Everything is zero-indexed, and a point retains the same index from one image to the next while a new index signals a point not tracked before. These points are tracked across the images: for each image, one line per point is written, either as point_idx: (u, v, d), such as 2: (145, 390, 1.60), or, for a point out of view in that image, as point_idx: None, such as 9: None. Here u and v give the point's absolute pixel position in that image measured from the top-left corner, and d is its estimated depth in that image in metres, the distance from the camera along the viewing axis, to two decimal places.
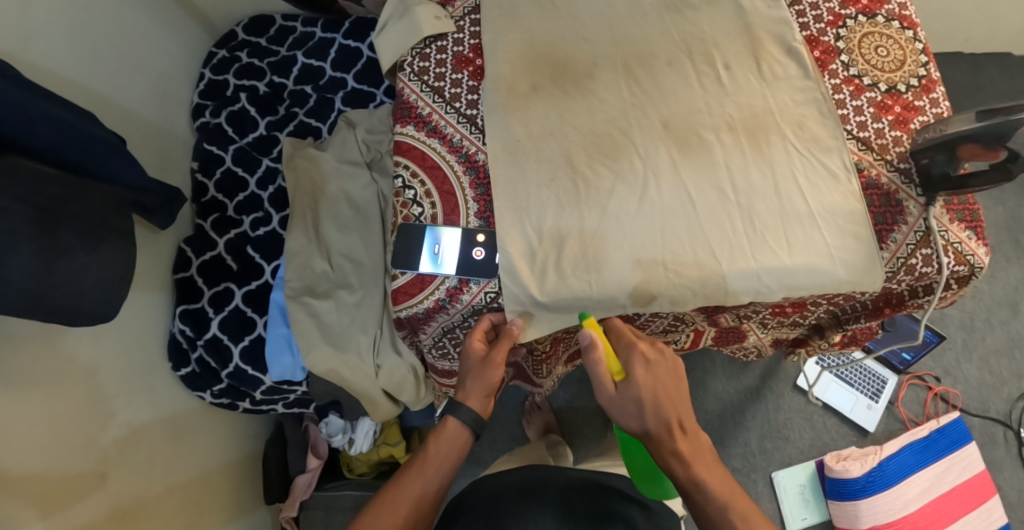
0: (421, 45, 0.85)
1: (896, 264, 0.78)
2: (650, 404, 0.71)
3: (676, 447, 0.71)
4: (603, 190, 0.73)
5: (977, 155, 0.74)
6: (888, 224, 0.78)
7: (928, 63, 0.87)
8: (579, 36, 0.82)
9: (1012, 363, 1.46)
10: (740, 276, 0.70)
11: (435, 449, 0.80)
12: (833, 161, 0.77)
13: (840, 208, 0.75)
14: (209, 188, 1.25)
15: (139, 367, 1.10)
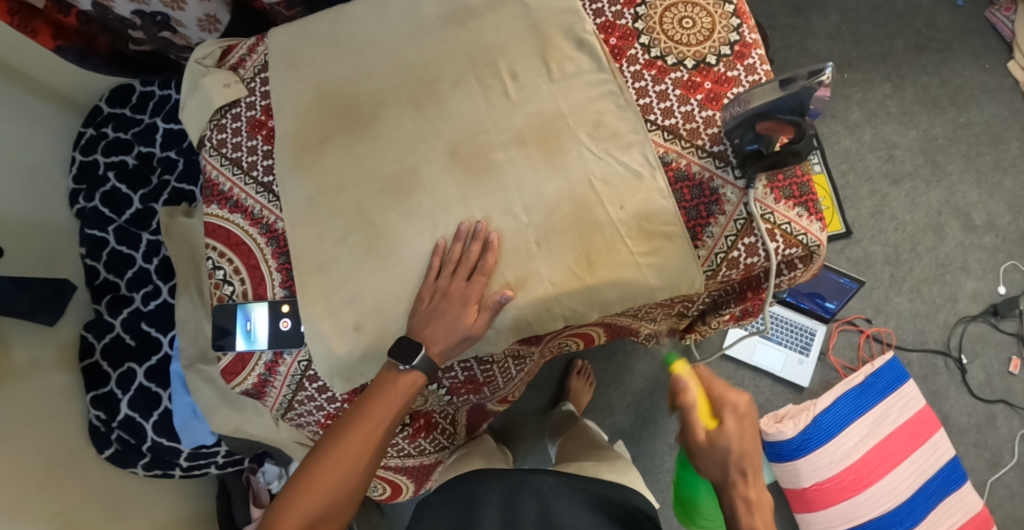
0: (217, 116, 0.84)
1: (716, 261, 0.71)
2: (739, 454, 0.64)
3: (748, 496, 0.63)
4: (393, 234, 0.72)
5: (782, 131, 0.64)
6: (701, 218, 0.70)
7: (741, 26, 0.77)
8: (362, 73, 0.79)
9: (943, 289, 1.42)
10: (538, 305, 0.68)
11: (400, 391, 0.69)
12: (633, 157, 0.70)
13: (641, 206, 0.68)
14: (99, 270, 1.25)
15: (59, 457, 1.09)
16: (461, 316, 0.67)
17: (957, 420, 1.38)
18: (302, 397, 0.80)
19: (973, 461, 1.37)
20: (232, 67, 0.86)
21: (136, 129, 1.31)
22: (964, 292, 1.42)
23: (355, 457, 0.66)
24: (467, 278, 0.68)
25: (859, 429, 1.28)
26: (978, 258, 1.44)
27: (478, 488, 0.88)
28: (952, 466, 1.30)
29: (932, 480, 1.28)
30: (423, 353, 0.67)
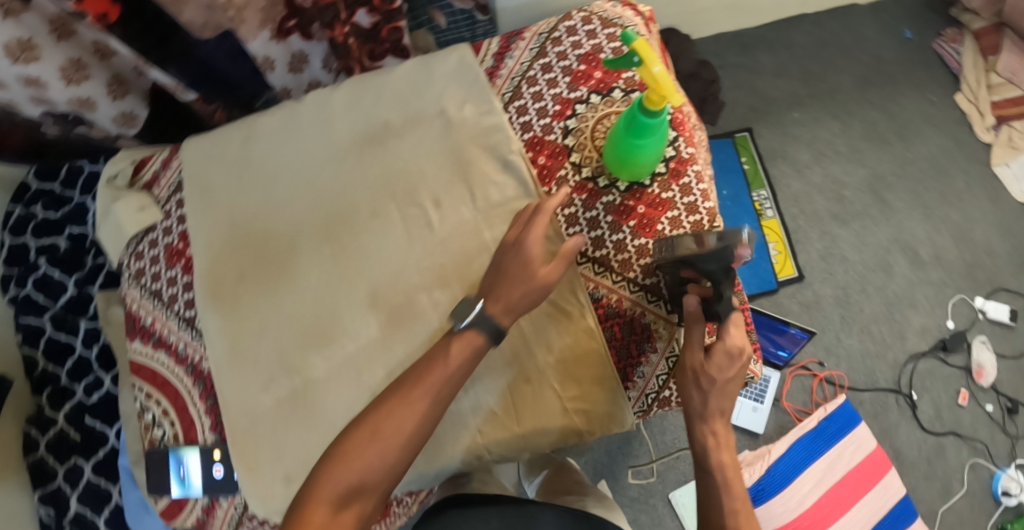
0: (133, 241, 0.82)
1: (647, 400, 0.73)
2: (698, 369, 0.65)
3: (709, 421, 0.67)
4: (305, 380, 0.71)
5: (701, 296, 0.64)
6: (633, 358, 0.71)
7: (678, 139, 0.74)
8: (274, 202, 0.75)
9: (893, 327, 1.43)
10: (467, 457, 0.66)
11: (459, 355, 0.60)
12: (561, 293, 0.68)
13: (569, 350, 0.67)
14: (38, 359, 1.20)
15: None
16: (521, 258, 0.63)
17: (908, 454, 1.40)
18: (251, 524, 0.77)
19: (924, 492, 1.39)
20: (145, 184, 0.84)
21: (66, 208, 1.26)
22: (913, 329, 1.44)
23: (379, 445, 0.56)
24: (526, 224, 0.65)
25: (817, 473, 1.31)
26: (927, 294, 1.45)
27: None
28: (904, 504, 1.33)
29: (885, 518, 1.31)
30: (480, 308, 0.62)
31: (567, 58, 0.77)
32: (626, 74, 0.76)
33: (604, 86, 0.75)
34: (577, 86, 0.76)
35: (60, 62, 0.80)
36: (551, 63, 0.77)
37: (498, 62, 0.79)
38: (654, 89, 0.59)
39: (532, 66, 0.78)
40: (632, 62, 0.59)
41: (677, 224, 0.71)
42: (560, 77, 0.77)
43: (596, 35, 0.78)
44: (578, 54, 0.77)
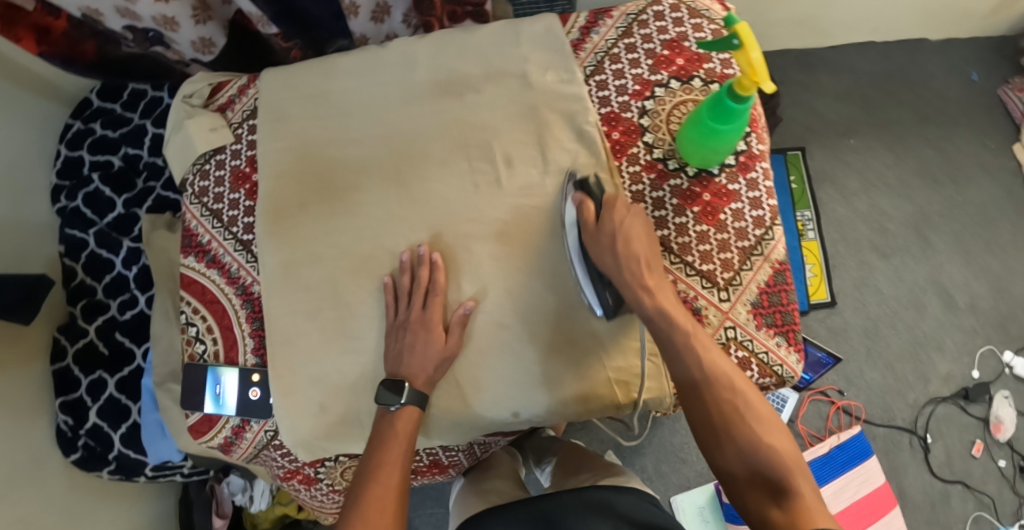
0: (200, 160, 0.84)
1: None
2: (623, 237, 0.64)
3: (645, 279, 0.63)
4: (353, 314, 0.72)
5: (583, 201, 0.67)
6: None
7: (750, 135, 0.77)
8: (346, 137, 0.77)
9: (917, 368, 1.42)
10: (504, 412, 0.70)
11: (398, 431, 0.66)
12: None
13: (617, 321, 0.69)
14: (77, 271, 1.21)
15: (21, 463, 1.03)
16: (427, 338, 0.68)
17: (913, 496, 1.38)
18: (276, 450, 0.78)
19: None
20: (220, 107, 0.85)
21: (124, 129, 1.27)
22: (936, 372, 1.42)
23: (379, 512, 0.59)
24: (421, 304, 0.69)
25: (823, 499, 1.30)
26: (955, 339, 1.44)
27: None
28: None
29: None
30: (407, 387, 0.67)
31: (652, 40, 0.78)
32: (708, 65, 0.77)
33: (685, 73, 0.77)
34: (659, 69, 0.77)
35: None
36: (636, 44, 0.78)
37: (584, 35, 0.78)
38: (748, 73, 0.61)
39: (617, 44, 0.78)
40: (731, 45, 0.61)
41: (739, 216, 0.74)
42: (642, 58, 0.77)
43: (682, 23, 0.79)
44: (663, 38, 0.78)
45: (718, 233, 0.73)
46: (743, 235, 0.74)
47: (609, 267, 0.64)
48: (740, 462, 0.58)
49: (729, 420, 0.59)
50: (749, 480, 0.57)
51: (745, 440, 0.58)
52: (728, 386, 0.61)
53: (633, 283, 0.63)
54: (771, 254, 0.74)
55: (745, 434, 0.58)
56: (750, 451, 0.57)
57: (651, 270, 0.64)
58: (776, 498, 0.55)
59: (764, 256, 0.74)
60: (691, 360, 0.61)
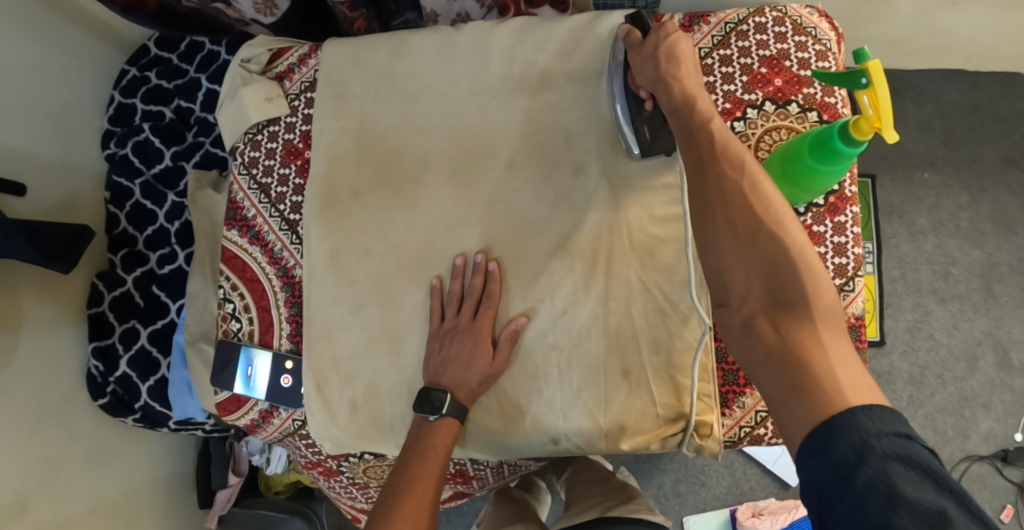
0: (252, 130, 0.80)
1: (739, 433, 0.68)
2: (665, 48, 0.61)
3: (677, 75, 0.59)
4: (396, 313, 0.70)
5: (630, 32, 0.66)
6: (738, 385, 0.67)
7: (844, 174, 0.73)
8: (412, 125, 0.74)
9: (958, 422, 1.37)
10: (544, 437, 0.67)
11: (438, 442, 0.64)
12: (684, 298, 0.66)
13: (673, 357, 0.65)
14: (120, 219, 1.22)
15: (50, 405, 1.05)
16: (475, 349, 0.66)
17: None
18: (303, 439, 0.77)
19: None
20: (278, 75, 0.81)
21: (179, 80, 1.25)
22: (977, 430, 1.36)
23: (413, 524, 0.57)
24: (479, 303, 0.68)
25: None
26: (1004, 398, 1.37)
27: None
28: None
29: None
30: (450, 400, 0.64)
31: (749, 55, 0.75)
32: (808, 90, 0.73)
33: (782, 96, 0.73)
34: (754, 89, 0.74)
35: None
36: (732, 57, 0.75)
37: None
38: (869, 117, 0.56)
39: (711, 54, 0.75)
40: (857, 83, 0.55)
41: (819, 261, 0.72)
42: (737, 74, 0.75)
43: (785, 40, 0.75)
44: (762, 55, 0.75)
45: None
46: None
47: (646, 74, 0.62)
48: (737, 261, 0.50)
49: (733, 202, 0.52)
50: (744, 277, 0.50)
51: (747, 230, 0.51)
52: (736, 168, 0.53)
53: (665, 80, 0.60)
54: (848, 306, 0.72)
55: (747, 215, 0.51)
56: (750, 244, 0.50)
57: (689, 72, 0.60)
58: (774, 305, 0.48)
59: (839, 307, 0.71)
60: (705, 144, 0.55)
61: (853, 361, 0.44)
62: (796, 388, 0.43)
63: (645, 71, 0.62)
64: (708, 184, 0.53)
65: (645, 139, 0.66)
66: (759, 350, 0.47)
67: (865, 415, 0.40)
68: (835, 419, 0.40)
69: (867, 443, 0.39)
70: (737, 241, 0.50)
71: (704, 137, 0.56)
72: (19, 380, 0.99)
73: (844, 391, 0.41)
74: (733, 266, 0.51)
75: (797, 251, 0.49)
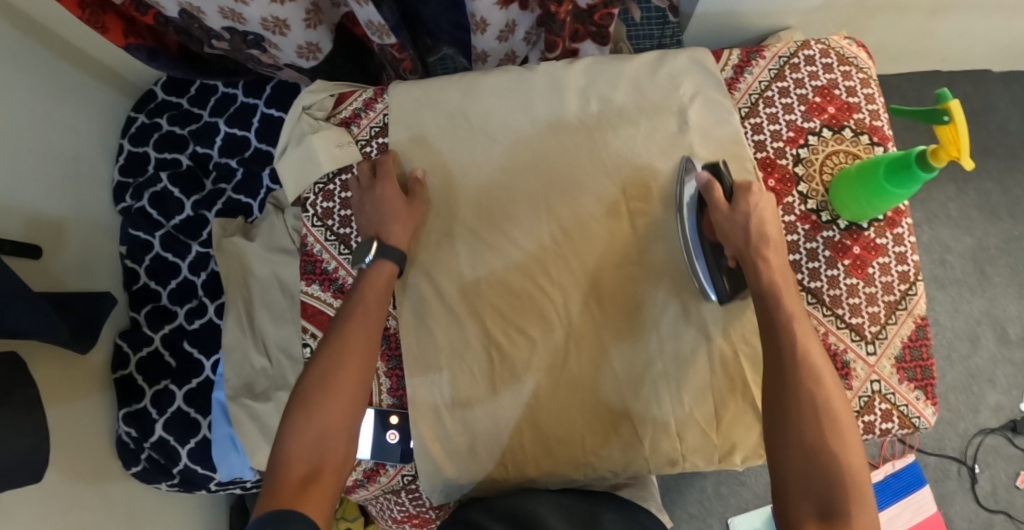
0: (323, 179, 0.79)
1: None
2: (756, 224, 0.65)
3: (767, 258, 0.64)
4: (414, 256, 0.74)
5: (711, 183, 0.68)
6: None
7: None
8: (494, 164, 0.77)
9: (969, 398, 1.41)
10: (661, 459, 0.70)
11: (376, 294, 0.68)
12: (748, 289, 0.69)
13: (751, 325, 0.70)
14: (140, 274, 1.15)
15: (85, 475, 0.98)
16: None
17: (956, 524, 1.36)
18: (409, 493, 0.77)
19: None
20: (343, 120, 0.81)
21: (194, 125, 1.22)
22: (986, 404, 1.40)
23: (334, 362, 0.63)
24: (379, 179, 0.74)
25: None
26: (1006, 372, 1.42)
27: (461, 516, 0.64)
28: None
29: None
30: (375, 246, 0.70)
31: (804, 86, 0.79)
32: (858, 115, 0.79)
33: (836, 122, 0.78)
34: (812, 117, 0.79)
35: None
36: (789, 89, 0.79)
37: (737, 74, 0.80)
38: (947, 147, 0.61)
39: (771, 87, 0.80)
40: (939, 120, 0.60)
41: (884, 270, 0.75)
42: (795, 104, 0.79)
43: (832, 70, 0.80)
44: (815, 85, 0.79)
45: (867, 286, 0.74)
46: (889, 289, 0.74)
47: (733, 241, 0.66)
48: (798, 468, 0.54)
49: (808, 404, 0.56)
50: (802, 486, 0.53)
51: (813, 442, 0.54)
52: (814, 379, 0.57)
53: (754, 251, 0.64)
54: (915, 309, 0.75)
55: (816, 430, 0.55)
56: (815, 453, 0.54)
57: (776, 248, 0.65)
58: (823, 515, 0.51)
59: (907, 310, 0.74)
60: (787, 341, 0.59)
61: None
62: None
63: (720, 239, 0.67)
64: (786, 391, 0.57)
65: (725, 289, 0.68)
66: None
67: None
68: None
69: None
70: (797, 441, 0.55)
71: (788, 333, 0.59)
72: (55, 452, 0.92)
73: None
74: (793, 476, 0.54)
75: (854, 475, 0.53)
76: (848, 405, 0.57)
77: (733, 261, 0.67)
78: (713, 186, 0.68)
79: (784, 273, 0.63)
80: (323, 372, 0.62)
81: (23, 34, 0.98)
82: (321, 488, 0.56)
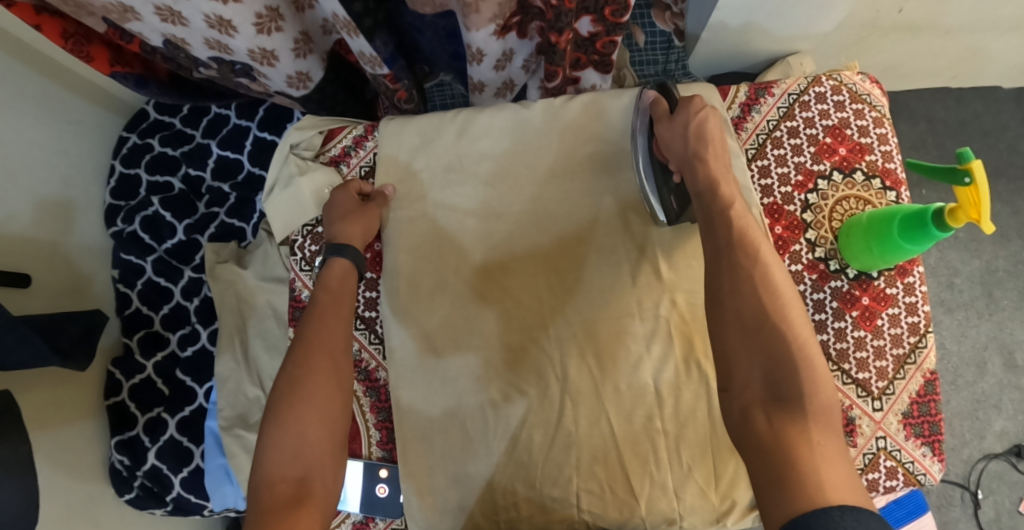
0: (312, 222, 0.77)
1: None
2: (695, 130, 0.65)
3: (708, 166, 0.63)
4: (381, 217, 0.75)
5: (658, 101, 0.70)
6: None
7: None
8: (491, 210, 0.74)
9: (975, 424, 1.37)
10: (660, 519, 0.67)
11: (332, 285, 0.69)
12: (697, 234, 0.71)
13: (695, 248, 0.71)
14: (131, 299, 1.13)
15: (79, 509, 0.96)
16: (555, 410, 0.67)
17: None
18: None
19: None
20: (332, 159, 0.79)
21: (187, 146, 1.19)
22: (992, 430, 1.35)
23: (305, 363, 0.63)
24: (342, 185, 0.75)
25: None
26: (1013, 398, 1.37)
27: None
28: None
29: None
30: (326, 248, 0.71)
31: (814, 126, 0.77)
32: (870, 157, 0.76)
33: (847, 165, 0.75)
34: (821, 159, 0.76)
35: (258, 9, 0.71)
36: (798, 128, 0.77)
37: (745, 113, 0.78)
38: (965, 209, 0.58)
39: (779, 127, 0.77)
40: (960, 182, 0.57)
41: (893, 322, 0.72)
42: (804, 145, 0.76)
43: (844, 108, 0.77)
44: (825, 125, 0.76)
45: (874, 339, 0.72)
46: (898, 342, 0.71)
47: (674, 151, 0.66)
48: (742, 351, 0.54)
49: (748, 294, 0.55)
50: (746, 368, 0.53)
51: (755, 320, 0.54)
52: (749, 250, 0.57)
53: (693, 160, 0.64)
54: (924, 362, 0.72)
55: (756, 309, 0.54)
56: (755, 328, 0.54)
57: (716, 149, 0.64)
58: (770, 398, 0.51)
59: (915, 364, 0.72)
60: (723, 231, 0.58)
61: (838, 460, 0.47)
62: (781, 479, 0.47)
63: (664, 149, 0.68)
64: (721, 262, 0.57)
65: (673, 208, 0.69)
66: (752, 440, 0.50)
67: (845, 515, 0.42)
68: (811, 515, 0.43)
69: (828, 514, 0.42)
70: (743, 331, 0.54)
71: (724, 224, 0.59)
72: (49, 487, 0.91)
73: (825, 488, 0.44)
74: (737, 344, 0.54)
75: (799, 345, 0.53)
76: (789, 276, 0.57)
77: (678, 178, 0.68)
78: (659, 102, 0.70)
79: (726, 181, 0.62)
80: (293, 372, 0.63)
81: (11, 57, 0.95)
82: (313, 502, 0.57)
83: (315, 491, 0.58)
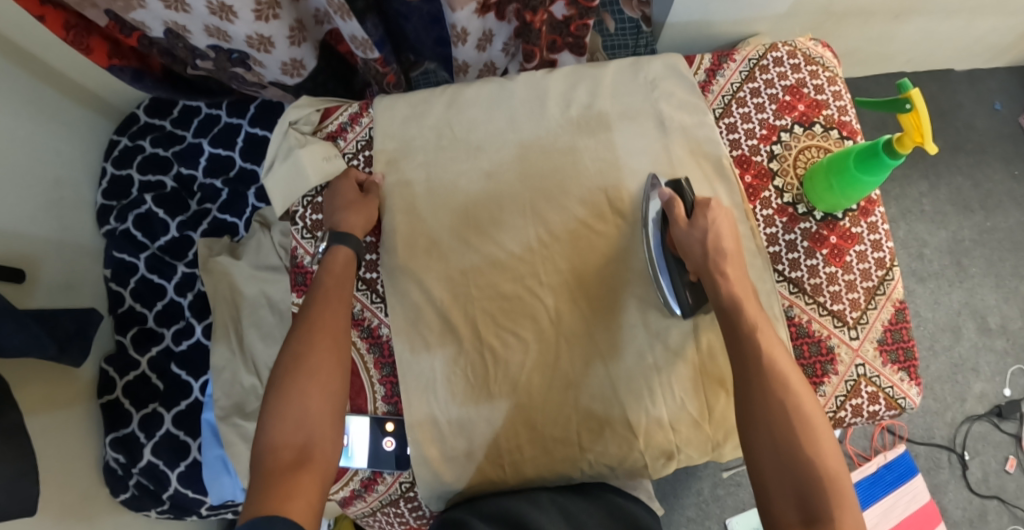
0: (311, 192, 0.81)
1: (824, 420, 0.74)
2: (714, 239, 0.67)
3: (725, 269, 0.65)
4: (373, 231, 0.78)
5: (674, 199, 0.70)
6: (817, 376, 0.74)
7: None
8: (481, 172, 0.78)
9: (954, 388, 1.34)
10: (657, 454, 0.70)
11: (337, 270, 0.71)
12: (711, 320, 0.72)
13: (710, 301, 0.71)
14: (125, 297, 1.14)
15: (70, 503, 0.95)
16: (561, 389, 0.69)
17: (951, 513, 1.27)
18: (408, 501, 0.77)
19: None
20: (329, 134, 0.83)
21: (178, 147, 1.23)
22: (971, 392, 1.33)
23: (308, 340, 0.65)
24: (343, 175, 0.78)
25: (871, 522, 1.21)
26: (988, 361, 1.35)
27: (449, 516, 0.64)
28: None
29: None
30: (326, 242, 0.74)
31: (774, 86, 0.82)
32: (827, 111, 0.81)
33: (806, 119, 0.81)
34: (783, 115, 0.81)
35: None
36: (760, 89, 0.82)
37: (710, 77, 0.83)
38: (909, 135, 0.64)
39: (743, 88, 0.82)
40: (901, 108, 0.63)
41: (862, 258, 0.77)
42: (767, 103, 0.82)
43: (800, 69, 0.83)
44: (784, 85, 0.82)
45: (845, 273, 0.76)
46: (867, 276, 0.76)
47: (693, 256, 0.68)
48: (771, 472, 0.55)
49: (777, 415, 0.56)
50: (779, 491, 0.54)
51: (786, 442, 0.55)
52: (781, 381, 0.58)
53: (713, 265, 0.66)
54: (892, 293, 0.76)
55: (784, 428, 0.56)
56: (787, 454, 0.55)
57: (733, 262, 0.66)
58: (807, 523, 0.51)
59: (885, 295, 0.76)
60: (749, 343, 0.61)
61: None
62: None
63: (683, 257, 0.69)
64: (752, 390, 0.58)
65: (687, 301, 0.70)
66: None
67: None
68: None
69: None
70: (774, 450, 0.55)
71: (750, 341, 0.61)
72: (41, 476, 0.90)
73: None
74: (771, 472, 0.55)
75: (831, 477, 0.53)
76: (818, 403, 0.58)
77: (696, 277, 0.68)
78: (675, 203, 0.70)
79: (747, 294, 0.64)
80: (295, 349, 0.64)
81: (9, 60, 0.99)
82: (315, 466, 0.58)
83: (316, 455, 0.59)
